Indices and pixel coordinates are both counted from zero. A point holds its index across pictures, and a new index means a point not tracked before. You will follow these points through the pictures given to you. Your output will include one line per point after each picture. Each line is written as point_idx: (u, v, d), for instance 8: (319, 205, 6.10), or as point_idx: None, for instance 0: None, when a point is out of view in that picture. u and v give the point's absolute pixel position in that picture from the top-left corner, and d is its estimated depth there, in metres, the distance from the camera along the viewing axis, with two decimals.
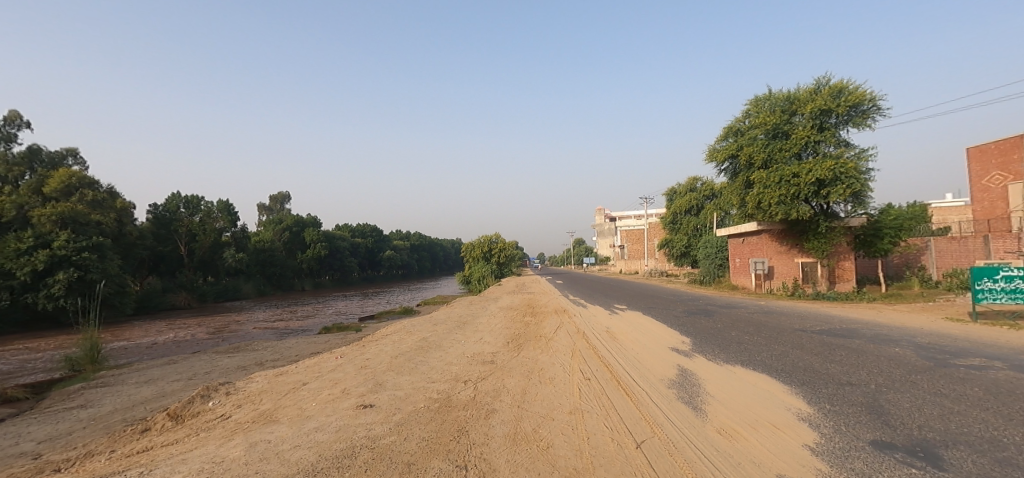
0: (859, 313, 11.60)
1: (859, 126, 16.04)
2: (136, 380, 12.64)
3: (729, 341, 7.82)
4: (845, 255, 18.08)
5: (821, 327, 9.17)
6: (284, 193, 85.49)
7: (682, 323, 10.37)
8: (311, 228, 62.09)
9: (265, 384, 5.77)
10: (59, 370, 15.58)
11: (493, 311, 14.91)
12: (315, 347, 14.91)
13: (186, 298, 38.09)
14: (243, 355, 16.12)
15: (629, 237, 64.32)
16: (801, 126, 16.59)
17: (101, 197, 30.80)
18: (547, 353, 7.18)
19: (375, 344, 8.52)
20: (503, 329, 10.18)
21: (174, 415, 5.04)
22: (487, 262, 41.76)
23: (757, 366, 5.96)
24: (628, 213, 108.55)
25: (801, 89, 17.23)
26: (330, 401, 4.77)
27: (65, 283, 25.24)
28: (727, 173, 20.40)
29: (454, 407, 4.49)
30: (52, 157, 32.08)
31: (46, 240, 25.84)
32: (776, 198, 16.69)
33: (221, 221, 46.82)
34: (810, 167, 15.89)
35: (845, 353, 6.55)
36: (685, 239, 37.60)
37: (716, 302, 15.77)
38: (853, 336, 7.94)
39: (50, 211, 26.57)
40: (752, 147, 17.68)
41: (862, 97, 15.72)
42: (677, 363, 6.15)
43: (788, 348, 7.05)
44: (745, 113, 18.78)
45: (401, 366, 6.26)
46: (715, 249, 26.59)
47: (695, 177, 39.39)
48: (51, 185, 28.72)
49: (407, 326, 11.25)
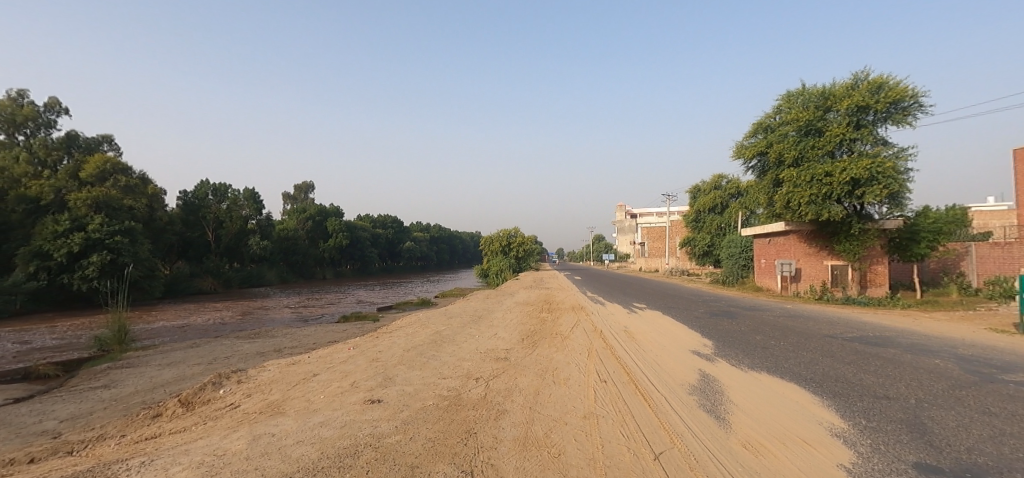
0: (893, 321, 10.99)
1: (899, 123, 15.19)
2: (159, 363, 12.96)
3: (753, 345, 7.46)
4: (878, 259, 17.25)
5: (853, 334, 8.69)
6: (308, 183, 86.97)
7: (704, 324, 10.00)
8: (333, 218, 63.13)
9: (276, 374, 5.73)
10: (90, 348, 16.18)
11: (509, 306, 14.75)
12: (332, 336, 15.08)
13: (212, 283, 39.20)
14: (263, 341, 16.40)
15: (650, 235, 63.24)
16: (836, 123, 15.81)
17: (134, 183, 31.83)
18: (562, 351, 6.96)
19: (388, 336, 8.47)
20: (517, 325, 10.01)
21: (185, 401, 5.04)
22: (505, 256, 41.64)
23: (784, 373, 5.63)
24: (649, 210, 106.90)
25: (837, 84, 16.41)
26: (339, 394, 4.68)
27: (98, 265, 26.19)
28: (755, 171, 19.69)
29: (463, 406, 4.34)
30: (89, 143, 33.29)
31: (82, 223, 26.84)
32: (806, 198, 16.00)
33: (247, 209, 47.97)
34: (844, 166, 15.14)
35: (880, 363, 6.15)
36: (708, 238, 36.72)
37: (739, 304, 15.27)
38: (887, 345, 7.49)
39: (86, 196, 27.60)
40: (783, 144, 16.99)
41: (904, 93, 14.85)
42: (699, 368, 5.87)
43: (818, 355, 6.66)
44: (776, 109, 18.06)
45: (412, 360, 6.15)
46: (738, 250, 25.82)
47: (720, 175, 38.32)
48: (87, 170, 29.80)
49: (422, 319, 11.19)
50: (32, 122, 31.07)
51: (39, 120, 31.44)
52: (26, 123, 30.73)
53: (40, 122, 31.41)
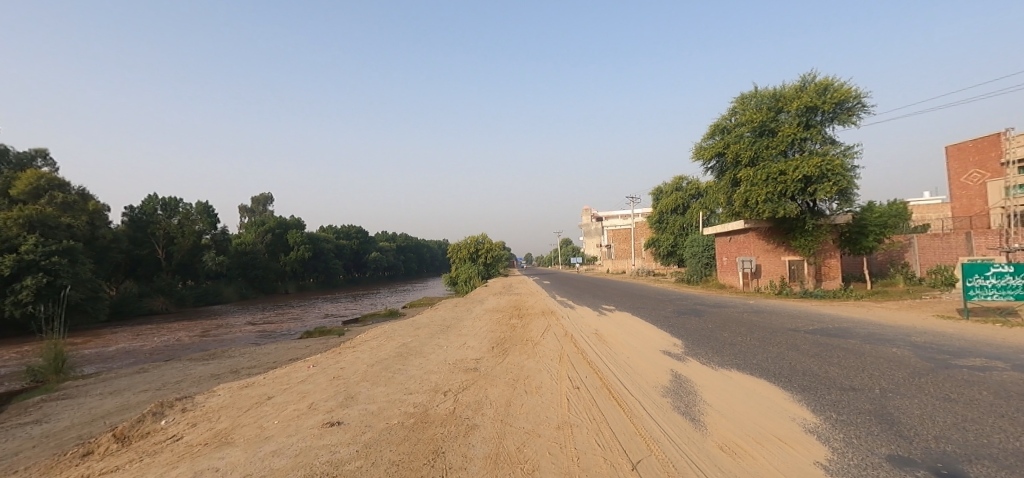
0: (849, 311, 11.49)
1: (844, 123, 16.04)
2: (100, 392, 11.90)
3: (721, 342, 7.56)
4: (831, 253, 18.13)
5: (813, 326, 8.99)
6: (267, 194, 83.55)
7: (673, 324, 10.11)
8: (294, 230, 60.90)
9: (226, 399, 5.28)
10: (19, 381, 14.68)
11: (478, 314, 14.50)
12: (294, 354, 14.33)
13: (164, 303, 36.83)
14: (218, 362, 15.41)
15: (616, 237, 64.47)
16: (787, 124, 16.52)
17: (72, 199, 29.57)
18: (533, 358, 6.82)
19: (351, 351, 8.05)
20: (487, 333, 9.78)
21: (121, 435, 4.54)
22: (474, 263, 41.30)
23: (753, 369, 5.69)
24: (614, 213, 109.30)
25: (786, 87, 17.19)
26: (295, 418, 4.33)
27: (33, 288, 24.05)
28: (714, 171, 20.33)
29: (431, 423, 4.09)
30: (20, 158, 30.73)
31: (12, 244, 24.64)
32: (763, 196, 16.61)
33: (200, 223, 45.52)
34: (796, 164, 15.83)
35: (842, 354, 6.34)
36: (672, 238, 37.68)
37: (705, 301, 15.62)
38: (846, 336, 7.76)
39: (17, 214, 25.38)
40: (739, 145, 17.62)
41: (847, 94, 15.71)
42: (670, 368, 5.85)
43: (783, 349, 6.80)
44: (731, 111, 18.73)
45: (376, 376, 5.83)
46: (701, 248, 26.56)
47: (681, 177, 39.49)
48: (18, 186, 27.44)
49: (388, 331, 10.78)
50: None
51: None
52: None
53: None
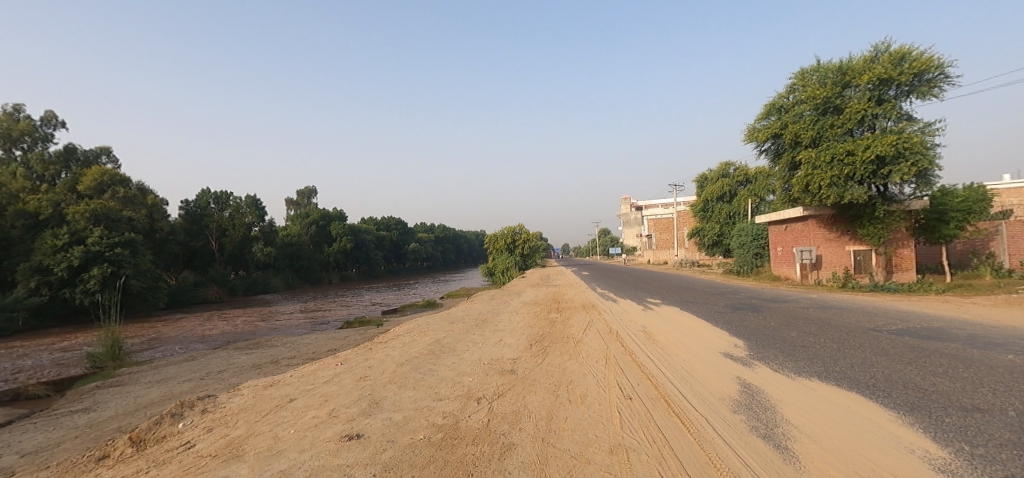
0: (935, 308, 10.09)
1: (924, 96, 14.14)
2: (150, 380, 12.28)
3: (791, 344, 6.60)
4: (905, 242, 16.33)
5: (896, 326, 7.81)
6: (311, 188, 86.36)
7: (728, 320, 9.14)
8: (336, 222, 62.69)
9: (248, 401, 4.97)
10: (82, 366, 15.54)
11: (515, 307, 13.92)
12: (331, 345, 14.33)
13: (217, 292, 38.68)
14: (261, 352, 15.73)
15: (657, 227, 62.33)
16: (856, 100, 14.81)
17: (132, 193, 31.25)
18: (576, 360, 6.14)
19: (382, 347, 7.68)
20: (525, 329, 9.20)
21: (137, 439, 4.28)
22: (511, 254, 40.92)
23: (839, 379, 4.80)
24: (655, 202, 105.92)
25: (855, 59, 15.39)
26: (312, 428, 3.90)
27: (99, 278, 25.69)
28: (769, 155, 18.73)
29: (461, 439, 3.53)
30: (87, 155, 32.87)
31: (81, 236, 26.35)
32: (827, 180, 15.04)
33: (249, 216, 47.53)
34: (867, 144, 14.16)
35: (947, 361, 5.30)
36: (718, 227, 35.73)
37: (760, 295, 14.38)
38: (943, 338, 6.63)
39: (84, 209, 27.11)
40: (799, 125, 16.07)
41: (930, 63, 13.78)
42: (736, 375, 5.04)
43: (871, 354, 5.79)
44: (790, 88, 17.10)
45: (405, 377, 5.36)
46: (750, 238, 24.86)
47: (727, 162, 37.21)
48: (84, 182, 29.30)
49: (422, 325, 10.44)
50: (29, 137, 30.70)
51: (36, 134, 31.21)
52: (23, 137, 30.42)
53: (37, 136, 31.01)
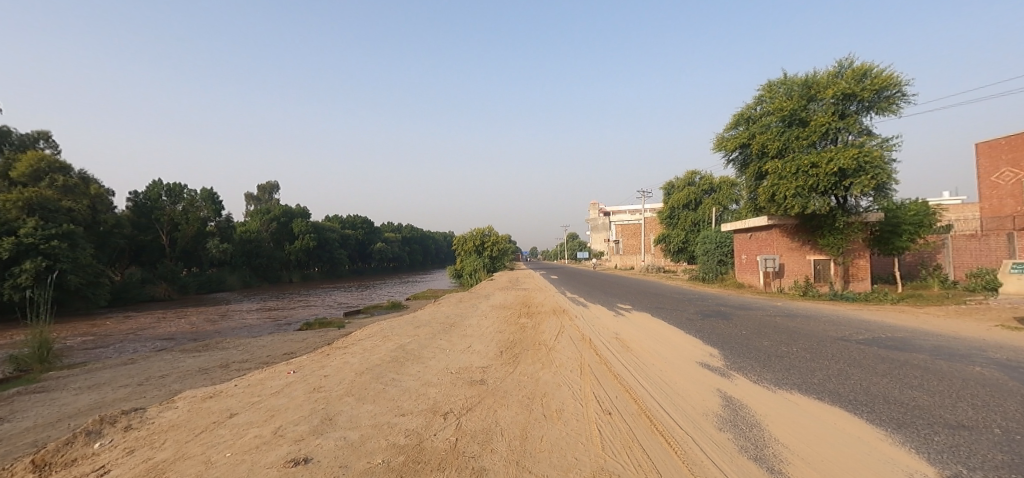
0: (893, 318, 10.40)
1: (883, 112, 14.77)
2: (79, 386, 11.09)
3: (766, 354, 6.54)
4: (861, 253, 17.02)
5: (861, 335, 7.92)
6: (273, 182, 82.65)
7: (700, 328, 9.07)
8: (299, 219, 60.34)
9: (182, 416, 4.35)
10: (1, 370, 13.96)
11: (484, 311, 13.52)
12: (288, 349, 13.50)
13: (166, 290, 36.28)
14: (210, 354, 14.65)
15: (625, 232, 63.39)
16: (820, 113, 15.30)
17: (74, 182, 28.84)
18: (549, 369, 5.82)
19: (342, 353, 7.12)
20: (495, 334, 8.83)
21: (40, 462, 3.58)
22: (480, 256, 40.49)
23: (819, 392, 4.69)
24: (622, 208, 107.90)
25: (820, 73, 15.92)
26: (252, 451, 3.37)
27: (33, 272, 23.48)
28: (736, 164, 19.15)
29: (425, 464, 3.12)
30: (23, 139, 30.14)
31: (12, 227, 24.01)
32: (792, 190, 15.43)
33: (205, 210, 44.96)
34: (830, 156, 14.63)
35: (919, 373, 5.31)
36: (683, 234, 36.52)
37: (727, 302, 14.55)
38: (908, 349, 6.73)
39: (16, 197, 24.71)
40: (766, 135, 16.46)
41: (889, 81, 14.40)
42: (716, 387, 4.86)
43: (844, 365, 5.75)
44: (757, 99, 17.55)
45: (365, 389, 4.88)
46: (715, 245, 25.41)
47: (693, 171, 38.13)
48: (18, 168, 26.80)
49: (386, 328, 9.88)
50: None
51: None
52: None
53: None
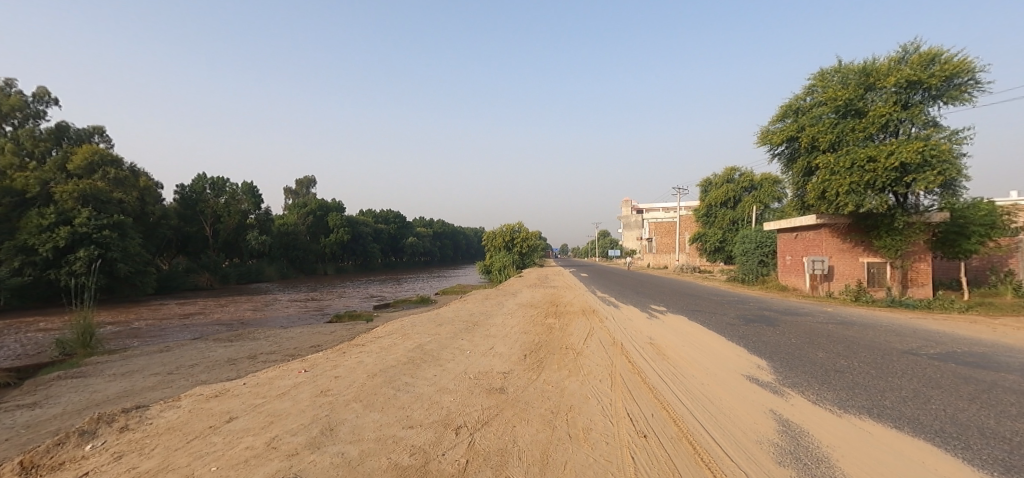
0: (965, 329, 9.29)
1: (954, 102, 13.29)
2: (115, 372, 11.39)
3: (824, 368, 5.77)
4: (921, 256, 15.59)
5: (932, 348, 6.98)
6: (309, 178, 84.62)
7: (743, 334, 8.29)
8: (333, 213, 61.71)
9: (182, 418, 4.11)
10: (49, 353, 14.63)
11: (510, 309, 13.09)
12: (315, 341, 13.58)
13: (208, 279, 37.82)
14: (240, 344, 14.89)
15: (659, 231, 61.53)
16: (880, 103, 13.95)
17: (124, 175, 30.26)
18: (576, 378, 5.31)
19: (359, 351, 6.85)
20: (519, 335, 8.36)
21: (28, 464, 3.36)
22: (509, 252, 40.10)
23: (898, 419, 3.94)
24: (656, 205, 105.09)
25: (879, 60, 14.54)
26: (239, 465, 3.03)
27: (86, 260, 24.79)
28: (782, 159, 17.88)
29: None
30: (79, 134, 31.87)
31: (68, 217, 25.37)
32: (846, 186, 14.15)
33: (245, 203, 46.57)
34: (891, 150, 13.29)
35: (1017, 400, 4.45)
36: (720, 233, 34.93)
37: (770, 306, 13.56)
38: (992, 367, 5.83)
39: (72, 188, 26.02)
40: (817, 128, 15.23)
41: (963, 66, 12.91)
42: (770, 407, 4.21)
43: (921, 385, 4.95)
44: (808, 89, 16.28)
45: (375, 394, 4.50)
46: (755, 245, 24.04)
47: (733, 167, 36.33)
48: (74, 162, 28.29)
49: (407, 325, 9.61)
50: (20, 113, 29.60)
51: (27, 110, 30.13)
52: (13, 113, 29.30)
53: (28, 112, 29.98)
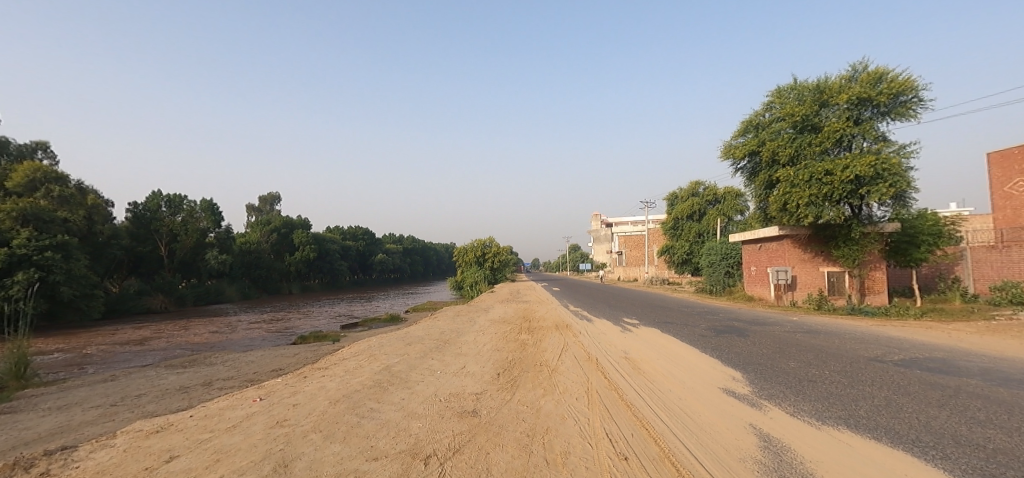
0: (922, 335, 9.66)
1: (900, 118, 14.15)
2: (49, 406, 10.35)
3: (797, 378, 5.78)
4: (876, 265, 16.36)
5: (895, 355, 7.17)
6: (274, 195, 81.92)
7: (716, 346, 8.32)
8: (299, 230, 59.82)
9: (114, 459, 3.65)
10: None
11: (483, 326, 12.80)
12: (276, 365, 12.83)
13: (162, 302, 35.64)
14: (195, 371, 13.91)
15: (628, 244, 62.64)
16: (834, 119, 14.69)
17: (70, 192, 28.33)
18: (552, 397, 5.11)
19: (322, 375, 6.43)
20: (493, 353, 8.10)
21: None
22: (481, 267, 39.74)
23: (875, 429, 3.93)
24: (625, 219, 107.29)
25: (832, 78, 15.37)
26: None
27: (25, 284, 22.81)
28: (745, 173, 18.52)
29: None
30: (21, 149, 29.78)
31: (5, 237, 23.40)
32: (806, 198, 14.73)
33: (204, 221, 44.51)
34: (846, 164, 13.96)
35: (983, 405, 4.54)
36: (687, 245, 35.79)
37: (739, 316, 13.81)
38: (954, 372, 5.99)
39: (10, 207, 24.04)
40: (777, 142, 15.88)
41: (907, 85, 13.78)
42: (749, 421, 4.13)
43: (891, 393, 5.01)
44: (767, 105, 17.01)
45: (337, 423, 4.16)
46: (721, 256, 24.69)
47: (697, 182, 37.52)
48: (13, 178, 26.31)
49: (375, 345, 9.20)
50: None
51: None
52: None
53: None
